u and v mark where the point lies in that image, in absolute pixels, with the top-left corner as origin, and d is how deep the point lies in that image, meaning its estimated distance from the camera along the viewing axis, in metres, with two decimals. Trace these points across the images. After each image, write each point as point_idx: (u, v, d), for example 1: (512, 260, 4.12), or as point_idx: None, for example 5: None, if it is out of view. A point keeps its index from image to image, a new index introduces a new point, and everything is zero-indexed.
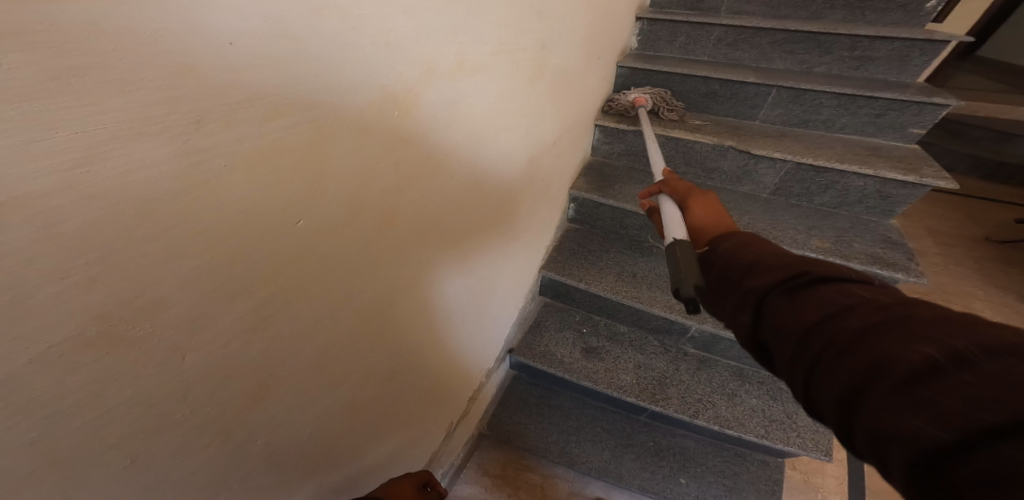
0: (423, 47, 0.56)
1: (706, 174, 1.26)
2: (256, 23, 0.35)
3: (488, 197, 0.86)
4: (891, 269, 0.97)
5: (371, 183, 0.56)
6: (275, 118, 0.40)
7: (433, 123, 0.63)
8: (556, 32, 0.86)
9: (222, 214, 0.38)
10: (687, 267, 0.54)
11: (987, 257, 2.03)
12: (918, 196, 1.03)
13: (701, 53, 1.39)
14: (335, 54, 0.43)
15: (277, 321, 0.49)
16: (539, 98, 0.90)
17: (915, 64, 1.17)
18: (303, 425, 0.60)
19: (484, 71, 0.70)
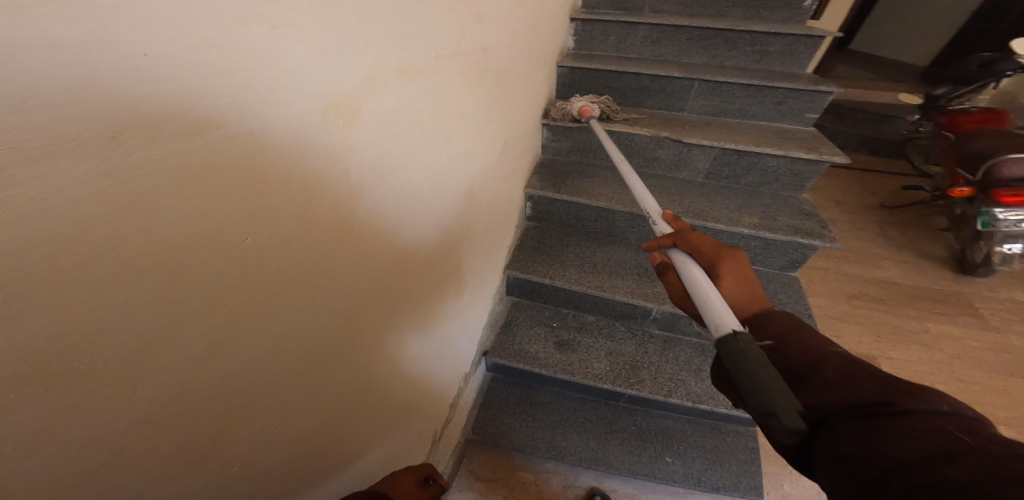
0: (368, 52, 0.50)
1: (648, 163, 1.36)
2: (179, 32, 0.29)
3: (446, 202, 0.81)
4: (810, 237, 1.12)
5: (328, 194, 0.49)
6: (202, 134, 0.33)
7: (380, 132, 0.56)
8: (495, 34, 0.83)
9: (153, 247, 0.31)
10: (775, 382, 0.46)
11: (870, 220, 2.44)
12: (819, 170, 1.20)
13: (631, 51, 1.47)
14: (271, 59, 0.38)
15: (245, 343, 0.42)
16: (484, 102, 0.87)
17: (803, 56, 1.33)
18: (285, 456, 0.54)
19: (428, 78, 0.65)
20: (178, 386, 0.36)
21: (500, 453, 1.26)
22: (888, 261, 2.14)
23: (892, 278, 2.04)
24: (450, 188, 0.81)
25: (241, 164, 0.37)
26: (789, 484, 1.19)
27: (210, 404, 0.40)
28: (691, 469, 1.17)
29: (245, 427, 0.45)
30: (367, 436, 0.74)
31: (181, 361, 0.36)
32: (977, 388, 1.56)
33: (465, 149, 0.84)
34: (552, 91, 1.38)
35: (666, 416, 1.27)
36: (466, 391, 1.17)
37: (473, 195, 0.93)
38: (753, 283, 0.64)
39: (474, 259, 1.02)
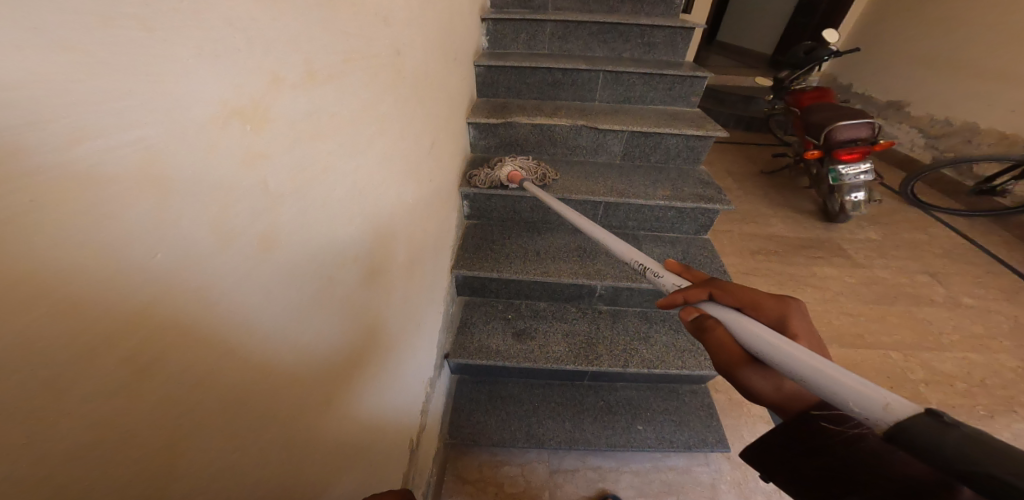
0: (266, 58, 0.45)
1: (571, 152, 1.43)
2: (30, 29, 0.24)
3: (381, 198, 0.76)
4: (713, 202, 1.25)
5: (246, 207, 0.42)
6: (80, 143, 0.27)
7: (295, 136, 0.51)
8: (407, 35, 0.82)
9: (35, 283, 0.25)
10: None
11: (758, 185, 2.82)
12: (709, 144, 1.35)
13: (541, 47, 1.56)
14: (159, 57, 0.32)
15: (179, 365, 0.36)
16: (405, 104, 0.84)
17: (682, 47, 1.51)
18: (242, 492, 0.46)
19: (342, 79, 0.61)
20: (83, 436, 0.29)
21: (482, 451, 1.22)
22: (776, 219, 2.48)
23: (782, 232, 2.36)
24: (382, 194, 0.76)
25: (140, 172, 0.30)
26: (746, 431, 1.29)
27: (136, 451, 0.33)
28: (662, 433, 1.22)
29: (189, 470, 0.38)
30: (332, 463, 0.66)
31: (89, 410, 0.29)
32: (859, 315, 1.86)
33: (394, 152, 0.81)
34: (473, 91, 1.41)
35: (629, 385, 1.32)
36: (433, 400, 1.11)
37: (411, 197, 0.90)
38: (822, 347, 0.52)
39: (419, 261, 0.97)
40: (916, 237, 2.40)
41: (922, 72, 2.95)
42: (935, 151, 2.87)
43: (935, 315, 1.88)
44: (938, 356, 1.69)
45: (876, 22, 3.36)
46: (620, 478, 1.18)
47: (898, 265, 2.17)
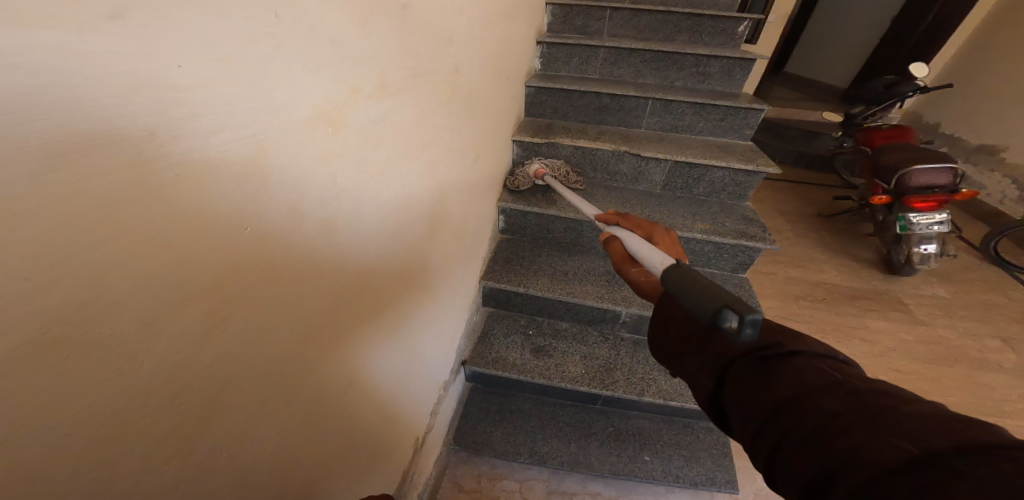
0: (351, 71, 0.52)
1: (610, 177, 1.44)
2: (199, 48, 0.32)
3: (424, 203, 0.80)
4: (754, 240, 1.21)
5: (317, 196, 0.49)
6: (217, 133, 0.35)
7: (364, 141, 0.57)
8: (465, 55, 0.86)
9: (172, 237, 0.33)
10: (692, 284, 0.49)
11: (811, 227, 2.68)
12: (757, 180, 1.31)
13: (592, 72, 1.58)
14: (272, 72, 0.40)
15: (242, 321, 0.42)
16: (456, 119, 0.88)
17: (739, 78, 1.47)
18: (270, 447, 0.51)
19: (405, 93, 0.66)
20: (176, 359, 0.36)
21: (483, 462, 1.24)
22: (827, 265, 2.34)
23: (831, 280, 2.23)
24: (426, 201, 0.81)
25: (245, 160, 0.38)
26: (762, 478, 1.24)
27: (208, 383, 0.40)
28: (669, 467, 1.20)
29: (231, 415, 0.44)
30: (345, 440, 0.70)
31: (188, 340, 0.37)
32: (910, 375, 1.71)
33: (441, 163, 0.85)
34: (521, 110, 1.45)
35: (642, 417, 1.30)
36: (444, 403, 1.15)
37: (452, 205, 0.95)
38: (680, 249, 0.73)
39: (451, 266, 1.01)
40: (991, 300, 2.17)
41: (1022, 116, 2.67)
42: None
43: (1004, 386, 1.69)
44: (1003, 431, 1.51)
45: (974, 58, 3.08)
46: None
47: (964, 328, 1.98)
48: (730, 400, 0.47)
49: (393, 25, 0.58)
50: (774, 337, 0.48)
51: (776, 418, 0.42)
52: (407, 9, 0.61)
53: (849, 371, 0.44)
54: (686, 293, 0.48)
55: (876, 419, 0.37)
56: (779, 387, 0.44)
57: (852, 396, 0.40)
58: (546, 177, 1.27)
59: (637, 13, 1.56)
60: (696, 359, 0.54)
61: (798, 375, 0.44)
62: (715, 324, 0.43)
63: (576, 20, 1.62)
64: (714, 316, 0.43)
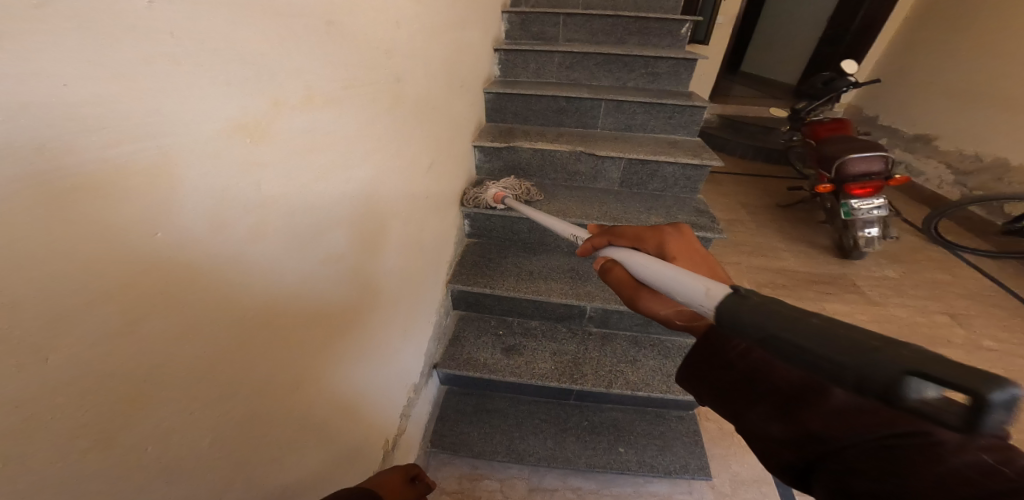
0: (269, 84, 0.52)
1: (570, 177, 1.48)
2: (88, 64, 0.32)
3: (373, 211, 0.81)
4: (703, 231, 1.27)
5: (236, 204, 0.49)
6: (115, 145, 0.35)
7: (290, 152, 0.57)
8: (408, 65, 0.87)
9: (70, 253, 0.32)
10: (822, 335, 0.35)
11: (768, 217, 2.83)
12: (705, 173, 1.38)
13: (549, 76, 1.63)
14: (180, 87, 0.40)
15: (163, 326, 0.41)
16: (402, 127, 0.89)
17: (685, 77, 1.56)
18: (209, 448, 0.49)
19: (340, 104, 0.67)
20: (85, 368, 0.35)
21: (463, 463, 1.24)
22: (784, 251, 2.48)
23: (789, 266, 2.36)
24: (375, 205, 0.82)
25: (150, 171, 0.38)
26: (736, 463, 1.28)
27: (121, 396, 0.38)
28: (644, 457, 1.23)
29: (156, 414, 0.42)
30: (298, 441, 0.67)
31: (98, 354, 0.36)
32: None
33: (389, 170, 0.86)
34: (481, 116, 1.48)
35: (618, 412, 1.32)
36: (417, 406, 1.14)
37: (404, 211, 0.95)
38: (697, 250, 0.63)
39: (410, 270, 1.01)
40: (933, 277, 2.34)
41: (954, 105, 2.92)
42: (964, 188, 2.82)
43: (948, 355, 1.82)
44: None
45: (906, 54, 3.36)
46: None
47: (915, 304, 2.13)
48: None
49: (316, 39, 0.59)
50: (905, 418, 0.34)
51: None
52: (332, 24, 0.62)
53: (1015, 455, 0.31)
54: (812, 349, 0.35)
55: None
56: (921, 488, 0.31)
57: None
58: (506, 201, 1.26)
59: (588, 18, 1.63)
60: (778, 426, 0.40)
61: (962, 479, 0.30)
62: (902, 401, 0.31)
63: (532, 27, 1.67)
64: (893, 387, 0.30)
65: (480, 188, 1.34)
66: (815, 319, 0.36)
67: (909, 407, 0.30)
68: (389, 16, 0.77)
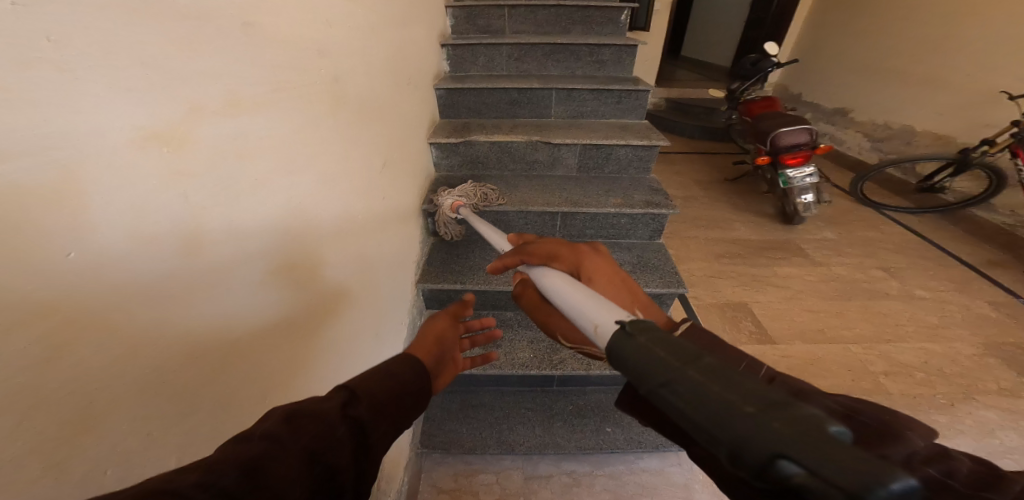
0: (184, 87, 0.48)
1: (529, 167, 1.49)
2: None
3: (322, 216, 0.78)
4: (658, 208, 1.32)
5: (166, 216, 0.45)
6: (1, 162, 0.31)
7: (216, 159, 0.53)
8: (348, 65, 0.83)
9: None
10: (694, 384, 0.30)
11: (718, 190, 2.99)
12: (655, 153, 1.44)
13: (500, 68, 1.65)
14: (69, 95, 0.36)
15: (109, 346, 0.39)
16: (346, 130, 0.84)
17: (628, 63, 1.62)
18: (174, 466, 0.47)
19: (272, 106, 0.64)
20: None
21: (457, 460, 1.22)
22: (735, 222, 2.63)
23: (742, 235, 2.50)
24: (325, 209, 0.79)
25: (46, 187, 0.34)
26: None
27: (57, 423, 0.36)
28: (631, 434, 1.25)
29: (103, 440, 0.39)
30: None
31: (16, 382, 0.32)
32: (818, 311, 1.94)
33: (338, 172, 0.83)
34: (434, 112, 1.47)
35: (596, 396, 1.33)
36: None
37: (358, 215, 0.91)
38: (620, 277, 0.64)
39: (374, 270, 0.99)
40: (867, 235, 2.55)
41: (864, 79, 3.21)
42: (880, 153, 3.10)
43: (883, 303, 1.99)
44: (897, 348, 1.74)
45: (818, 33, 3.67)
46: (594, 482, 1.19)
47: (853, 261, 2.30)
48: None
49: (233, 42, 0.55)
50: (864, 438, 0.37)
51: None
52: (252, 24, 0.58)
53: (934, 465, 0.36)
54: (679, 399, 0.30)
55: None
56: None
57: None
58: (462, 209, 1.20)
59: (534, 10, 1.67)
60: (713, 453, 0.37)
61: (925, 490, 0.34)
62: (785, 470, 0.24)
63: (479, 20, 1.68)
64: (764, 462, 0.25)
65: (436, 199, 1.29)
66: (688, 373, 0.31)
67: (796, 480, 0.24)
68: (318, 14, 0.73)
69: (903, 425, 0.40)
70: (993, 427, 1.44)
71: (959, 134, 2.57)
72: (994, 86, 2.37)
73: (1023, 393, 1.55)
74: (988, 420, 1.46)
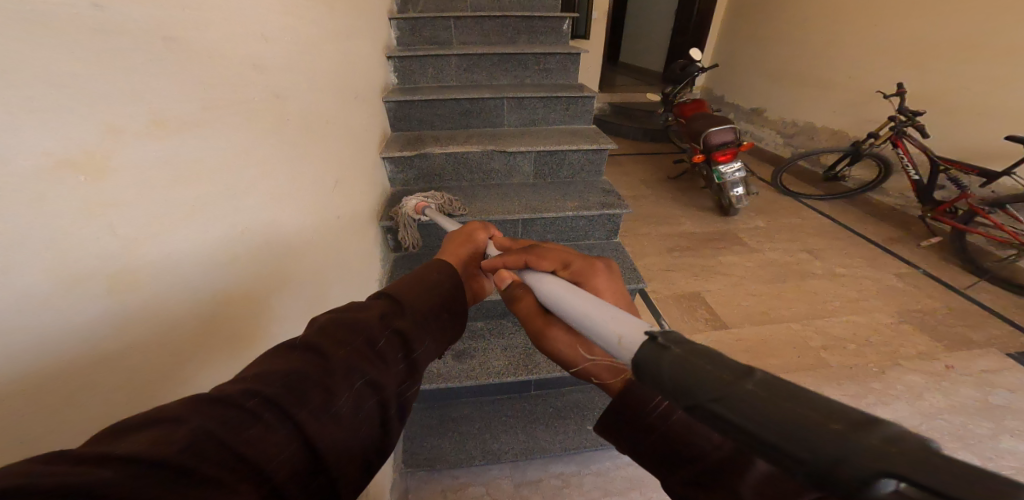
0: (97, 109, 0.42)
1: (487, 176, 1.50)
2: None
3: (276, 235, 0.74)
4: (614, 208, 1.37)
5: (91, 251, 0.42)
6: None
7: (145, 187, 0.48)
8: (290, 78, 0.78)
9: None
10: (762, 402, 0.29)
11: (663, 188, 3.19)
12: (605, 156, 1.50)
13: (449, 80, 1.66)
14: None
15: (56, 382, 0.39)
16: (294, 146, 0.79)
17: (572, 71, 1.69)
18: None
19: (213, 126, 0.58)
20: None
21: (443, 476, 1.20)
22: (681, 217, 2.80)
23: (688, 228, 2.67)
24: (278, 230, 0.75)
25: None
26: None
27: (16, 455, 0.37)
28: None
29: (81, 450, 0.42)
30: None
31: None
32: (760, 294, 2.10)
33: (288, 190, 0.78)
34: (385, 125, 1.44)
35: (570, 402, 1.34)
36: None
37: (314, 232, 0.88)
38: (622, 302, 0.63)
39: (336, 281, 0.97)
40: (792, 221, 2.81)
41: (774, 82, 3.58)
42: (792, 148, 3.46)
43: (814, 282, 2.19)
44: (829, 322, 1.91)
45: (732, 42, 4.05)
46: (583, 481, 1.19)
47: (784, 246, 2.52)
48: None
49: (153, 60, 0.49)
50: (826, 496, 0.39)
51: None
52: (174, 38, 0.52)
53: None
54: (741, 416, 0.29)
55: None
56: None
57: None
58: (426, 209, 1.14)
59: (479, 20, 1.71)
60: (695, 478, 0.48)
61: None
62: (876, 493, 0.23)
63: (424, 32, 1.68)
64: (865, 486, 0.23)
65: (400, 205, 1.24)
66: (748, 389, 0.30)
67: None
68: (253, 25, 0.67)
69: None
70: (920, 389, 1.59)
71: (850, 128, 2.93)
72: (872, 86, 2.75)
73: (936, 354, 1.74)
74: (916, 384, 1.60)
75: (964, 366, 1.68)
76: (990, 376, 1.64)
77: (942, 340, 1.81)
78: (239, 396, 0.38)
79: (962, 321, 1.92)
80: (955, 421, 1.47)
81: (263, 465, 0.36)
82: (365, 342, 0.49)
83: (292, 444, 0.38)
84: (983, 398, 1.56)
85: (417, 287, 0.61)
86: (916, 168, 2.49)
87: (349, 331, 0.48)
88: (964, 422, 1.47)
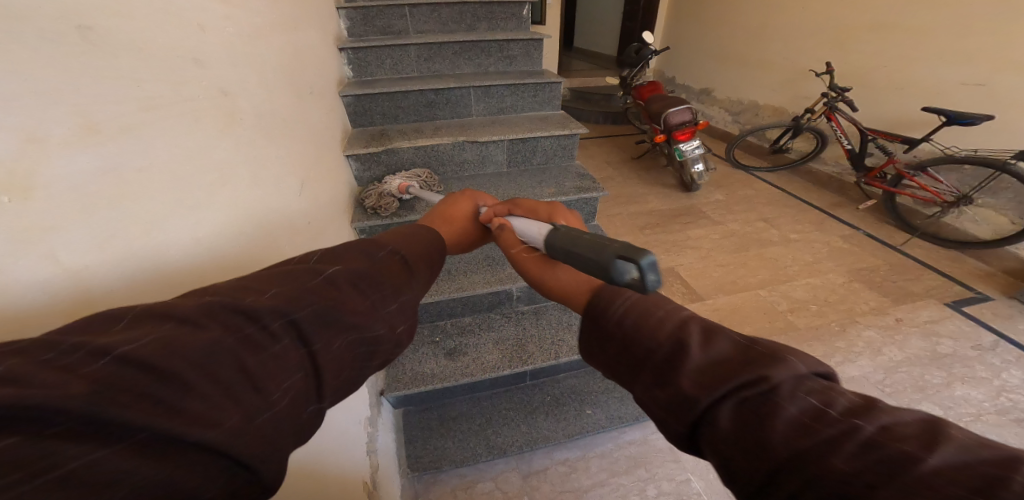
0: (9, 116, 0.36)
1: (459, 167, 1.47)
2: None
3: (245, 234, 0.70)
4: (591, 191, 1.37)
5: (38, 276, 0.39)
6: None
7: (80, 204, 0.42)
8: (237, 74, 0.71)
9: None
10: (579, 243, 0.55)
11: (627, 168, 3.25)
12: (576, 141, 1.50)
13: (409, 70, 1.61)
14: None
15: None
16: (250, 147, 0.73)
17: (536, 57, 1.69)
18: None
19: (153, 130, 0.52)
20: None
21: (450, 476, 1.17)
22: (648, 196, 2.86)
23: (655, 206, 2.73)
24: (247, 226, 0.71)
25: None
26: None
27: None
28: (611, 412, 1.28)
29: None
30: None
31: None
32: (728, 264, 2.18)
33: (256, 196, 0.74)
34: (345, 122, 1.38)
35: (567, 389, 1.34)
36: (380, 439, 1.04)
37: (291, 234, 0.85)
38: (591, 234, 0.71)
39: None
40: (748, 192, 2.93)
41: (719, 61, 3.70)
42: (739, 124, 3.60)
43: (775, 249, 2.30)
44: (791, 285, 2.02)
45: (677, 23, 4.15)
46: (589, 464, 1.21)
47: (743, 217, 2.63)
48: (665, 398, 0.42)
49: (71, 53, 0.42)
50: (751, 366, 0.39)
51: (801, 468, 0.32)
52: (93, 27, 0.45)
53: (834, 397, 0.36)
54: (565, 251, 0.58)
55: (909, 475, 0.28)
56: (763, 433, 0.34)
57: (882, 453, 0.30)
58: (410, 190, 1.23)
59: (436, 7, 1.65)
60: (644, 378, 0.45)
61: (799, 422, 0.34)
62: (620, 280, 0.48)
63: (377, 21, 1.61)
64: (616, 271, 0.48)
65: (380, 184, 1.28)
66: (565, 234, 0.59)
67: (625, 285, 0.48)
68: (186, 17, 0.60)
69: (793, 355, 0.40)
70: (878, 343, 1.70)
71: (789, 104, 3.08)
72: (804, 65, 2.90)
73: (887, 307, 1.87)
74: (874, 339, 1.71)
75: (911, 317, 1.82)
76: (935, 325, 1.78)
77: (889, 294, 1.95)
78: (263, 316, 0.41)
79: (905, 275, 2.08)
80: (913, 372, 1.58)
81: (272, 388, 0.38)
82: (381, 298, 0.52)
83: (297, 374, 0.41)
84: (931, 347, 1.68)
85: (426, 247, 0.66)
86: (848, 139, 2.64)
87: (369, 282, 0.52)
88: (922, 373, 1.58)
